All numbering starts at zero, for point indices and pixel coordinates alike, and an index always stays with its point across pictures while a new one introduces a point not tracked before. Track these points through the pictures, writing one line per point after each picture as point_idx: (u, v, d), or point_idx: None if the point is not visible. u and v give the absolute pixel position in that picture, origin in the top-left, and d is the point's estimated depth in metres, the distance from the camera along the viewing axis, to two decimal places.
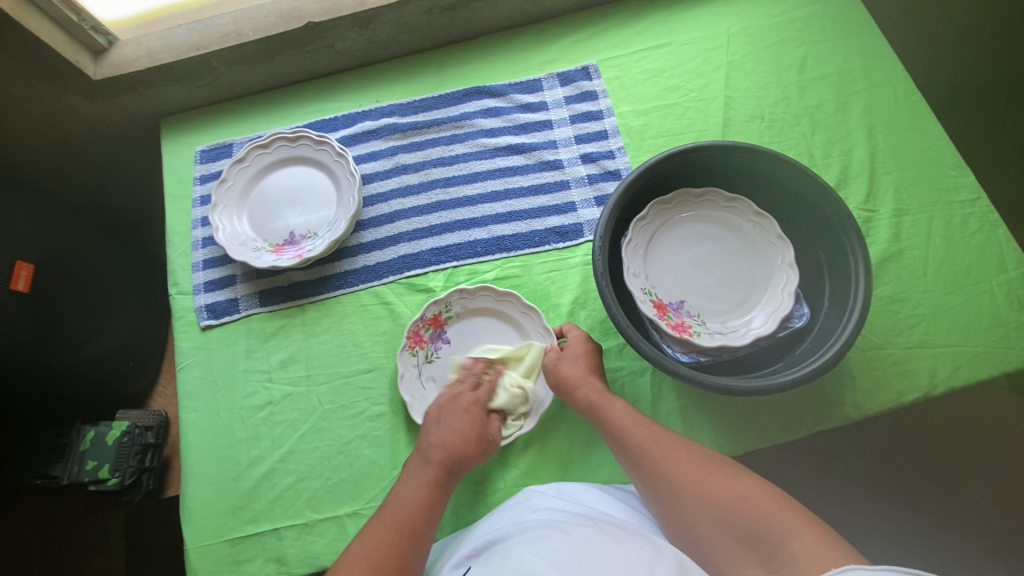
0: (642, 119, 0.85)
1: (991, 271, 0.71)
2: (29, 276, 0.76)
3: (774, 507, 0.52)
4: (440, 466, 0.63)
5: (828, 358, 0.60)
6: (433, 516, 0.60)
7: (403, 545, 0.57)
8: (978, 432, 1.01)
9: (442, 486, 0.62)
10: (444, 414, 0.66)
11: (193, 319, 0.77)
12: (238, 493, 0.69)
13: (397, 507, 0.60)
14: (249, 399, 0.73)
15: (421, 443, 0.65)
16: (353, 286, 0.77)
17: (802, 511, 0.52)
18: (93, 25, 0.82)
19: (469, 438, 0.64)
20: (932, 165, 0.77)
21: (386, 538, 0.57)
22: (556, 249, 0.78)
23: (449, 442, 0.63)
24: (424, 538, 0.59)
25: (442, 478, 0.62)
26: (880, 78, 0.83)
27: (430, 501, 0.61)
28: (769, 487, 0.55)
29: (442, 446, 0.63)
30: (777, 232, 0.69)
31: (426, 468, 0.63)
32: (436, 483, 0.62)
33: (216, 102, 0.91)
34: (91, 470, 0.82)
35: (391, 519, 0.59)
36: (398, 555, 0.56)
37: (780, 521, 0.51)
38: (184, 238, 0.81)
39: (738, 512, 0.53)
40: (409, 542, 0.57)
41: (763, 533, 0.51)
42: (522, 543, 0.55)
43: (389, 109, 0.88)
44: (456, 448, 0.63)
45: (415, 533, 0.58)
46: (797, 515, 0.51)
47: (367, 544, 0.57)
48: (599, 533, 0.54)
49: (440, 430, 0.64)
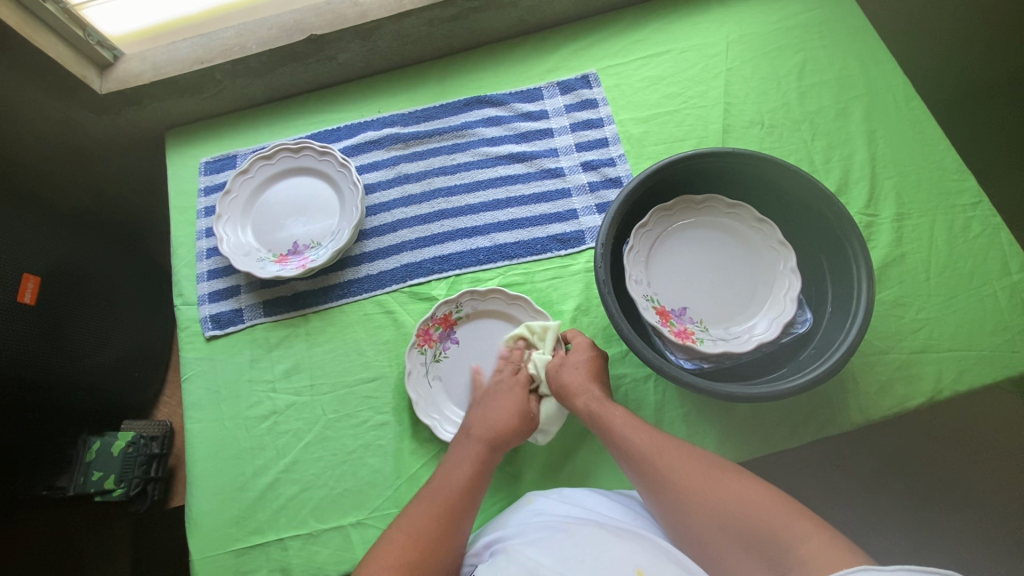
0: (642, 126, 0.85)
1: (993, 274, 0.71)
2: (35, 288, 0.77)
3: (780, 510, 0.52)
4: (484, 447, 0.63)
5: (831, 363, 0.59)
6: (473, 499, 0.60)
7: (440, 523, 0.57)
8: (984, 434, 1.01)
9: (484, 467, 0.62)
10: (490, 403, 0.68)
11: (198, 329, 0.77)
12: (244, 503, 0.69)
13: (437, 488, 0.60)
14: (253, 409, 0.73)
15: (467, 423, 0.66)
16: (357, 295, 0.78)
17: (809, 515, 0.51)
18: (99, 41, 0.83)
19: (509, 421, 0.65)
20: (932, 169, 0.78)
21: (425, 519, 0.57)
22: (558, 256, 0.78)
23: (493, 422, 0.65)
24: (464, 519, 0.58)
25: (484, 459, 0.63)
26: (879, 82, 0.84)
27: (471, 482, 0.61)
28: (775, 493, 0.54)
29: (485, 425, 0.65)
30: (779, 237, 0.69)
31: (469, 448, 0.63)
32: (477, 464, 0.62)
33: (219, 114, 0.92)
34: (96, 481, 0.83)
35: (431, 500, 0.59)
36: (437, 535, 0.56)
37: (787, 526, 0.51)
38: (188, 249, 0.82)
39: (745, 518, 0.52)
40: (447, 522, 0.57)
41: (772, 537, 0.50)
42: (527, 543, 0.54)
43: (391, 120, 0.89)
44: (501, 428, 0.64)
45: (455, 512, 0.58)
46: (804, 519, 0.51)
47: (406, 523, 0.57)
48: (603, 533, 0.54)
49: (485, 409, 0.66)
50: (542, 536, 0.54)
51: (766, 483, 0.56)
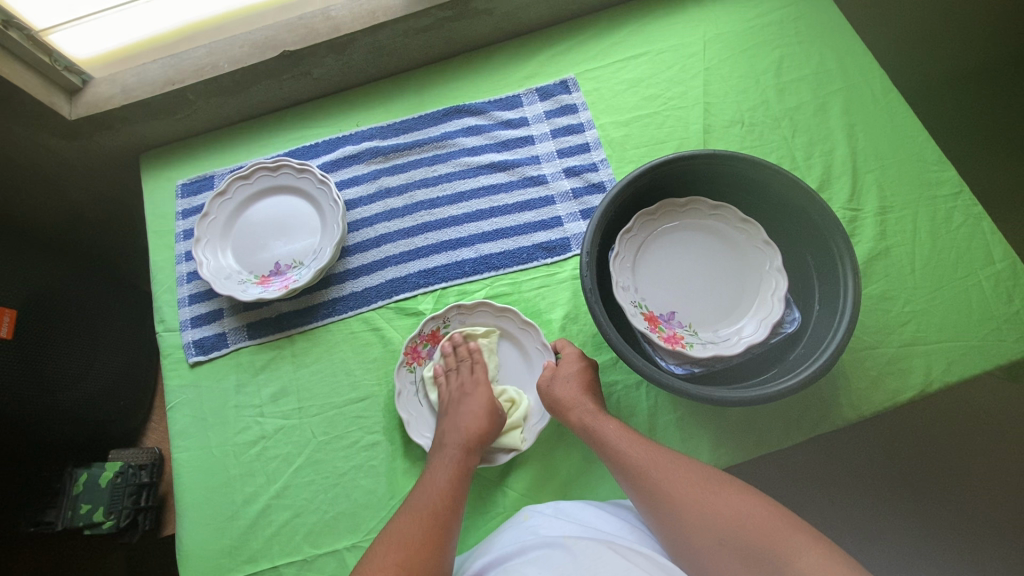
0: (623, 130, 0.85)
1: (978, 264, 0.71)
2: (12, 320, 0.75)
3: (777, 523, 0.52)
4: (461, 449, 0.63)
5: (822, 363, 0.59)
6: (457, 499, 0.60)
7: (429, 526, 0.57)
8: (974, 419, 1.02)
9: (464, 470, 0.62)
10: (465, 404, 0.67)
11: (181, 355, 0.76)
12: (235, 532, 0.67)
13: (418, 496, 0.60)
14: (241, 435, 0.72)
15: (442, 428, 0.66)
16: (342, 313, 0.77)
17: (807, 529, 0.52)
18: (67, 65, 0.82)
19: (484, 427, 0.65)
20: (913, 160, 0.78)
21: (410, 525, 0.58)
22: (544, 265, 0.78)
23: (465, 425, 0.64)
24: (451, 519, 0.59)
25: (460, 463, 0.62)
26: (856, 76, 0.84)
27: (452, 486, 0.61)
28: (772, 506, 0.54)
29: (458, 431, 0.64)
30: (764, 237, 0.69)
31: (446, 454, 0.63)
32: (457, 467, 0.62)
33: (194, 135, 0.90)
34: (86, 514, 0.81)
35: (416, 506, 0.59)
36: (427, 538, 0.56)
37: (786, 542, 0.51)
38: (169, 273, 0.81)
39: (743, 533, 0.52)
40: (435, 525, 0.58)
41: (770, 551, 0.51)
42: (527, 566, 0.54)
43: (369, 133, 0.88)
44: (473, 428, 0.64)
45: (442, 514, 0.59)
46: (801, 532, 0.51)
47: (393, 533, 0.57)
48: (602, 551, 0.53)
49: (457, 416, 0.66)
50: (541, 558, 0.54)
51: (760, 495, 0.56)
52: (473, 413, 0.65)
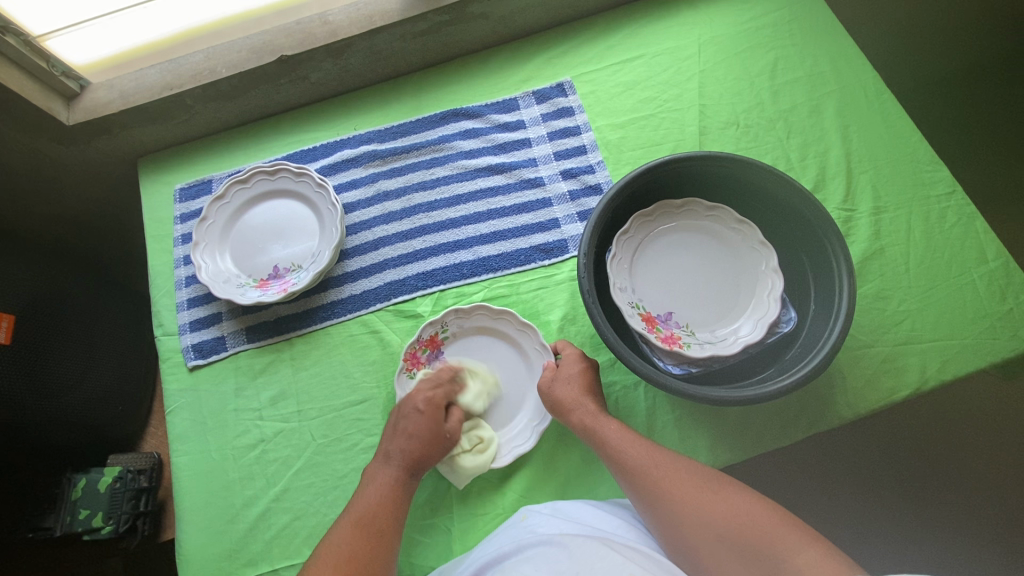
0: (619, 132, 0.85)
1: (971, 263, 0.72)
2: (9, 326, 0.76)
3: (774, 521, 0.53)
4: (399, 468, 0.62)
5: (818, 363, 0.59)
6: (397, 516, 0.60)
7: (369, 542, 0.58)
8: (970, 416, 1.02)
9: (403, 488, 0.62)
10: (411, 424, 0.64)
11: (180, 359, 0.76)
12: (235, 536, 0.67)
13: (359, 509, 0.60)
14: (241, 439, 0.72)
15: (385, 446, 0.64)
16: (341, 316, 0.77)
17: (804, 527, 0.52)
18: (64, 71, 0.82)
19: (426, 449, 0.63)
20: (906, 160, 0.78)
21: (350, 541, 0.57)
22: (542, 267, 0.78)
23: (406, 448, 0.63)
24: (391, 535, 0.59)
25: (399, 480, 0.62)
26: (850, 77, 0.85)
27: (392, 502, 0.61)
28: (769, 505, 0.55)
29: (399, 451, 0.63)
30: (760, 238, 0.70)
31: (384, 472, 0.62)
32: (397, 486, 0.62)
33: (192, 139, 0.91)
34: (85, 519, 0.81)
35: (355, 521, 0.59)
36: (364, 555, 0.57)
37: (784, 541, 0.51)
38: (167, 278, 0.81)
39: (742, 531, 0.53)
40: (374, 542, 0.58)
41: (768, 547, 0.51)
42: (525, 563, 0.54)
43: (367, 137, 0.88)
44: (416, 451, 0.63)
45: (382, 531, 0.59)
46: (798, 530, 0.52)
47: (332, 548, 0.57)
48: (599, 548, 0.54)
49: (401, 433, 0.64)
50: (539, 555, 0.54)
51: (758, 494, 0.56)
52: (417, 436, 0.63)
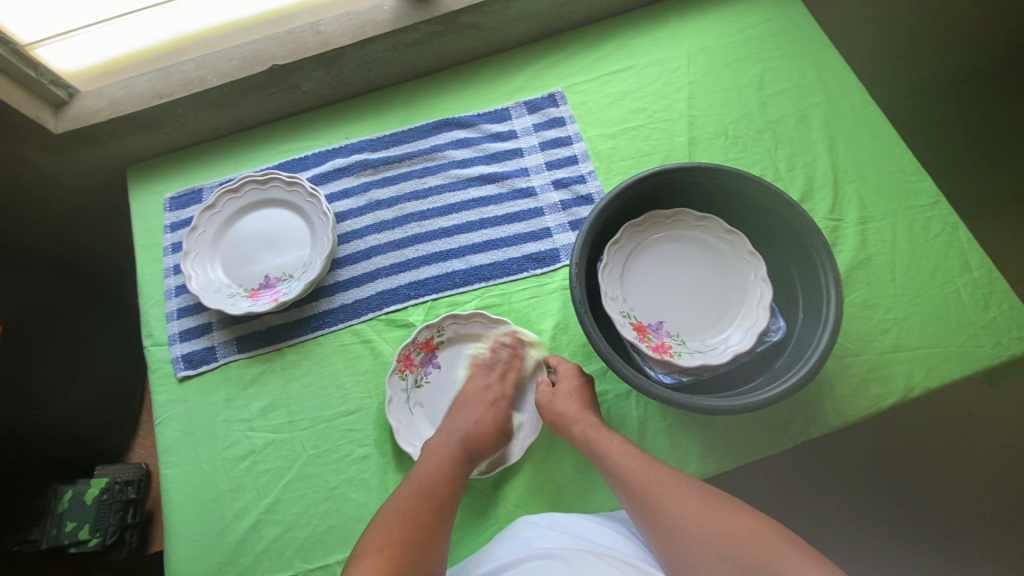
0: (610, 142, 0.86)
1: (955, 272, 0.73)
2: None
3: (775, 544, 0.53)
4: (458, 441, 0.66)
5: (806, 371, 0.60)
6: (457, 484, 0.63)
7: (428, 507, 0.61)
8: (955, 422, 1.04)
9: (462, 457, 0.65)
10: (470, 407, 0.70)
11: (169, 370, 0.75)
12: (224, 548, 0.67)
13: (420, 478, 0.63)
14: (230, 450, 0.71)
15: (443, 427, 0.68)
16: (333, 325, 0.77)
17: (805, 549, 0.53)
18: (52, 79, 0.82)
19: (487, 427, 0.68)
20: (891, 171, 0.80)
21: (413, 502, 0.60)
22: (533, 276, 0.78)
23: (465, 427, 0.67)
24: (450, 498, 0.62)
25: (458, 451, 0.65)
26: (836, 89, 0.86)
27: (451, 471, 0.64)
28: (769, 524, 0.55)
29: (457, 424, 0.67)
30: (749, 248, 0.70)
31: (443, 444, 0.66)
32: (456, 455, 0.65)
33: (182, 148, 0.90)
34: (71, 531, 0.80)
35: (417, 486, 0.62)
36: (425, 515, 0.60)
37: (784, 561, 0.51)
38: (156, 287, 0.80)
39: (742, 549, 0.53)
40: (435, 504, 0.61)
41: (767, 570, 0.51)
42: None
43: (359, 146, 0.88)
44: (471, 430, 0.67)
45: (442, 495, 0.62)
46: (799, 553, 0.52)
47: (396, 509, 0.60)
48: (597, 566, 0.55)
49: (460, 416, 0.69)
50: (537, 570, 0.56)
51: (761, 515, 0.56)
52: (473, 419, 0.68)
